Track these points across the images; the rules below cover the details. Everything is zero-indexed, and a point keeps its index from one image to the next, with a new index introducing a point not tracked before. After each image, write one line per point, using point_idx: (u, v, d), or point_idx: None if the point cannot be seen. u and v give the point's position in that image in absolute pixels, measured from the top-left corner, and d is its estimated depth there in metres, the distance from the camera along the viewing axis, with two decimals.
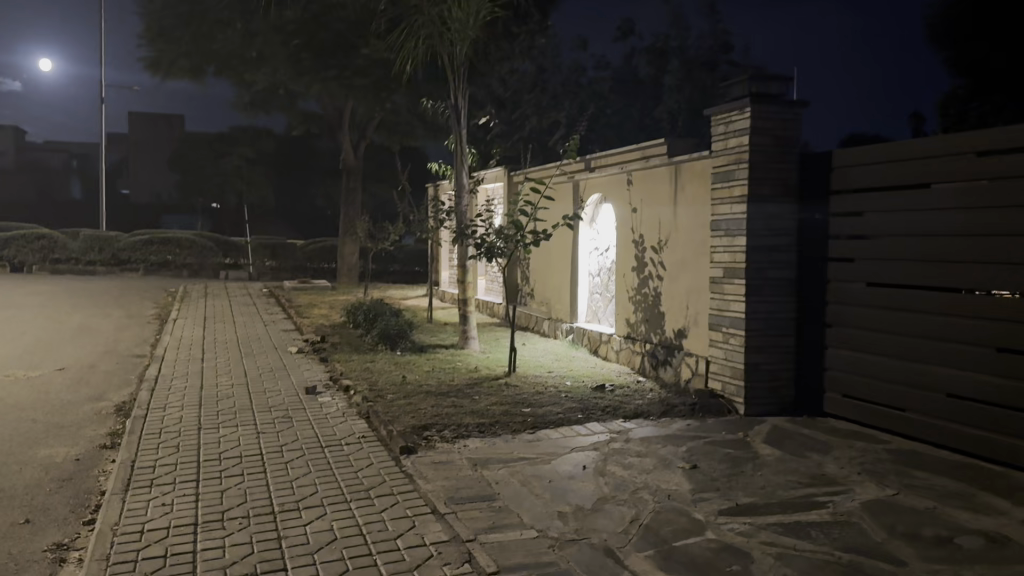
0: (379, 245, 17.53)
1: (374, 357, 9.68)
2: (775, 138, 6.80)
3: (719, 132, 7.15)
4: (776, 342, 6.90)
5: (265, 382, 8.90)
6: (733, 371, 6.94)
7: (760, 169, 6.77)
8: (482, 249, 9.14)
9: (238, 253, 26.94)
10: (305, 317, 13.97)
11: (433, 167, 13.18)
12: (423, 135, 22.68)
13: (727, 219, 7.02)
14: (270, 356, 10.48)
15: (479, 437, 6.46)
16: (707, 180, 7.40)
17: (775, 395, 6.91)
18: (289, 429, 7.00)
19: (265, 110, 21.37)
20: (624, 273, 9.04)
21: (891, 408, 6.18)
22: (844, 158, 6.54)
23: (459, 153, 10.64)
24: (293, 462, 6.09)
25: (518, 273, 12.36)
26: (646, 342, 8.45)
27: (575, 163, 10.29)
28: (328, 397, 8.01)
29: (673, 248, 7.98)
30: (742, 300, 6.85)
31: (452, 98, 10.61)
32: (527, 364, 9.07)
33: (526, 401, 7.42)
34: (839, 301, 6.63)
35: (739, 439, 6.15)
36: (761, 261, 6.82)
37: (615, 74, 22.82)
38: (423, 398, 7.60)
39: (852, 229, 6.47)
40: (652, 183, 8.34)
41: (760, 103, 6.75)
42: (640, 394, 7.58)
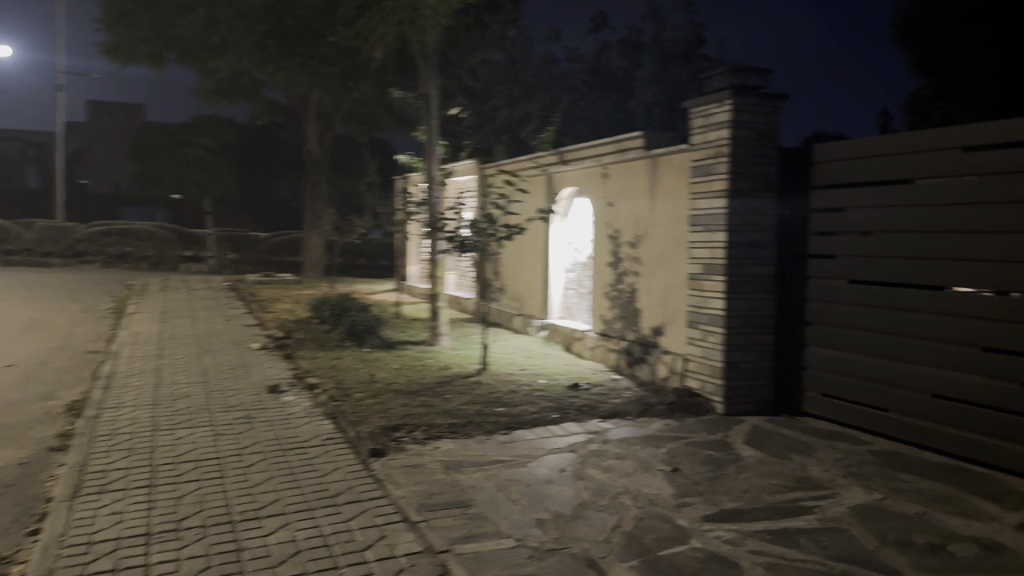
0: (346, 238, 17.13)
1: (341, 354, 9.36)
2: (756, 132, 6.64)
3: (698, 125, 6.96)
4: (755, 340, 6.76)
5: (226, 380, 8.53)
6: (712, 370, 6.78)
7: (740, 164, 6.60)
8: (454, 243, 8.84)
9: (199, 245, 26.26)
10: (269, 312, 13.57)
11: (402, 159, 12.84)
12: (391, 127, 22.29)
13: (706, 214, 6.85)
14: (232, 352, 10.09)
15: (451, 439, 6.21)
16: (685, 174, 7.23)
17: (754, 394, 6.77)
18: (251, 431, 6.68)
19: (228, 99, 20.78)
20: (599, 268, 8.85)
21: (872, 408, 6.07)
22: (826, 153, 6.40)
23: (430, 145, 10.35)
24: (254, 466, 5.78)
25: (489, 267, 12.12)
26: (621, 339, 8.27)
27: (549, 155, 10.05)
28: (292, 397, 7.69)
29: (650, 243, 7.80)
30: (721, 297, 6.69)
31: (423, 87, 10.30)
32: (499, 361, 8.84)
33: (499, 401, 7.19)
34: (819, 299, 6.49)
35: (720, 440, 5.99)
36: (740, 257, 6.67)
37: (588, 67, 22.59)
38: (392, 398, 7.31)
39: (834, 225, 6.34)
40: (629, 176, 8.15)
41: (741, 95, 6.57)
42: (616, 393, 7.40)
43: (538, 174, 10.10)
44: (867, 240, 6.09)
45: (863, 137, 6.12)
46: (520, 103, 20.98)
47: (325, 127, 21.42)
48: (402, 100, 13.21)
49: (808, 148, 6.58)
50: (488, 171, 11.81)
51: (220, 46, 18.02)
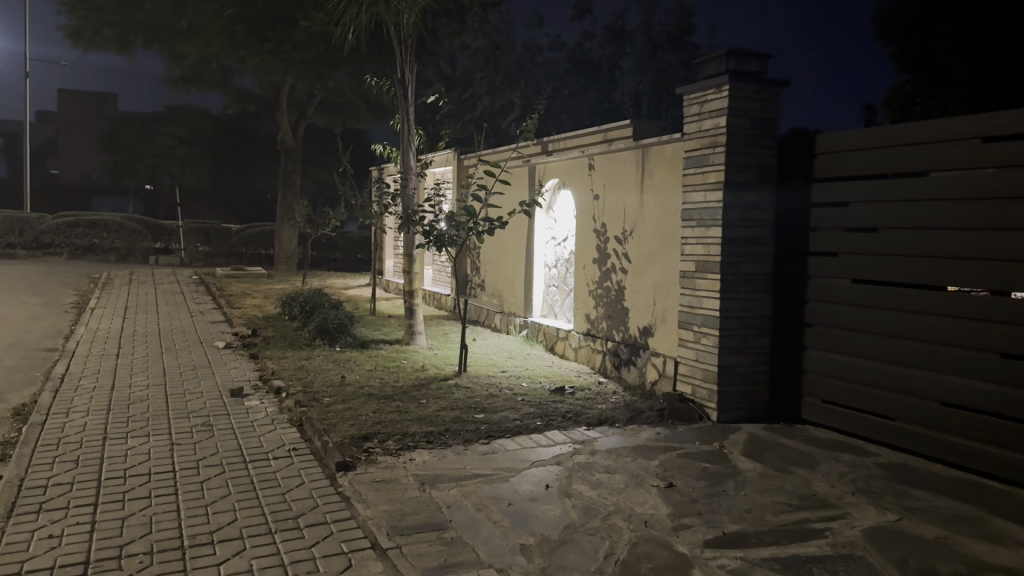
0: (319, 231, 16.54)
1: (311, 354, 8.83)
2: (755, 120, 6.22)
3: (692, 113, 6.52)
4: (751, 342, 6.36)
5: (186, 383, 7.97)
6: (706, 374, 6.36)
7: (738, 154, 6.18)
8: (431, 237, 8.31)
9: (169, 237, 25.50)
10: (237, 308, 12.99)
11: (377, 150, 12.32)
12: (367, 116, 21.67)
13: (700, 209, 6.42)
14: (196, 351, 9.53)
15: (427, 449, 5.74)
16: (678, 165, 6.79)
17: (749, 399, 6.37)
18: (210, 441, 6.16)
19: (199, 86, 20.07)
20: (584, 264, 8.40)
21: (878, 416, 5.69)
22: (829, 143, 6.01)
23: (406, 134, 9.81)
24: (211, 482, 5.27)
25: (469, 263, 11.66)
26: (608, 340, 7.85)
27: (531, 146, 9.60)
28: (256, 401, 7.16)
29: (639, 239, 7.37)
30: (716, 297, 6.27)
31: (399, 72, 9.75)
32: (479, 362, 8.38)
33: (478, 406, 6.72)
34: (820, 299, 6.10)
35: (716, 451, 5.58)
36: (737, 254, 6.25)
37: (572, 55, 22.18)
38: (363, 403, 6.82)
39: (837, 221, 5.95)
40: (617, 168, 7.71)
41: (739, 80, 6.14)
42: (603, 398, 6.96)
43: (521, 165, 9.64)
44: (872, 237, 5.71)
45: (871, 126, 5.72)
46: (501, 92, 20.46)
47: (300, 116, 20.77)
48: (378, 87, 12.65)
49: (810, 137, 6.17)
50: (467, 162, 11.32)
51: (189, 30, 17.29)
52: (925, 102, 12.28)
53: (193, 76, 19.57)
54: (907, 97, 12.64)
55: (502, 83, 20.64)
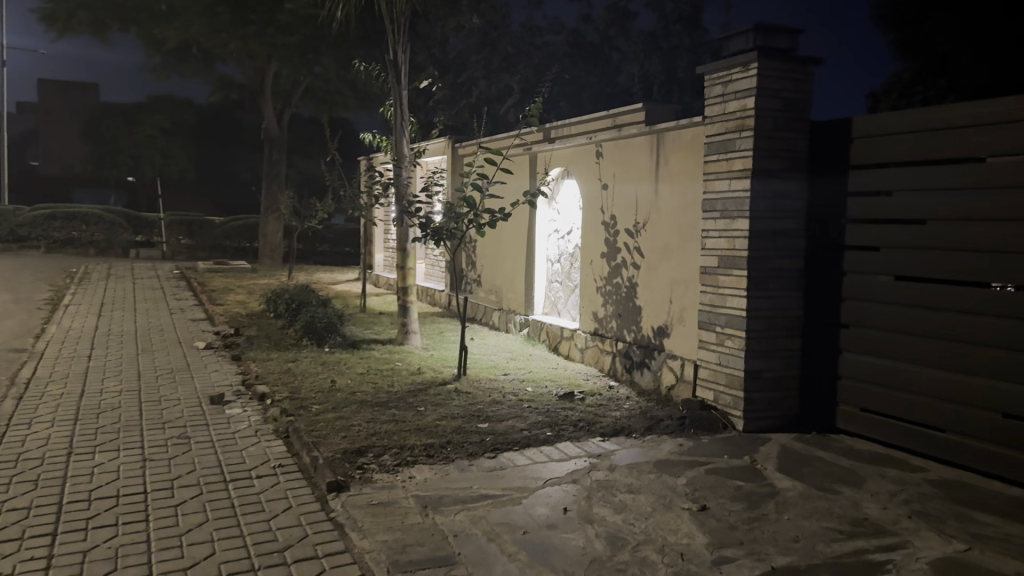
0: (306, 223, 15.89)
1: (298, 356, 8.23)
2: (785, 101, 5.68)
3: (716, 93, 5.98)
4: (780, 345, 5.84)
5: (163, 389, 7.35)
6: (730, 380, 5.83)
7: (767, 139, 5.64)
8: (427, 230, 7.68)
9: (150, 230, 24.78)
10: (219, 304, 12.35)
11: (367, 138, 11.68)
12: (356, 104, 20.94)
13: (724, 199, 5.88)
14: (174, 353, 8.90)
15: (428, 465, 5.18)
16: (698, 151, 6.24)
17: (777, 407, 5.86)
18: (187, 456, 5.56)
19: (180, 73, 19.31)
20: (591, 259, 7.85)
21: (923, 426, 5.19)
22: (869, 127, 5.47)
23: (398, 121, 9.19)
24: (186, 506, 4.68)
25: (464, 257, 11.09)
26: (617, 340, 7.31)
27: (533, 133, 9.04)
28: (238, 410, 6.56)
29: (653, 232, 6.82)
30: (742, 296, 5.74)
31: (391, 54, 9.10)
32: (479, 364, 7.83)
33: (482, 415, 6.16)
34: (858, 298, 5.58)
35: (748, 467, 5.05)
36: (765, 249, 5.72)
37: (571, 39, 21.52)
38: (356, 412, 6.24)
39: (877, 213, 5.42)
40: (628, 155, 7.15)
41: (768, 58, 5.60)
42: (615, 404, 6.42)
43: (522, 153, 9.07)
44: (919, 229, 5.17)
45: (917, 108, 5.18)
46: (498, 76, 19.75)
47: (285, 104, 20.05)
48: (367, 72, 11.98)
49: (846, 120, 5.63)
50: (464, 150, 10.74)
51: (169, 13, 16.51)
52: (925, 90, 11.95)
53: (173, 63, 18.80)
54: (906, 85, 12.43)
55: (499, 67, 19.92)
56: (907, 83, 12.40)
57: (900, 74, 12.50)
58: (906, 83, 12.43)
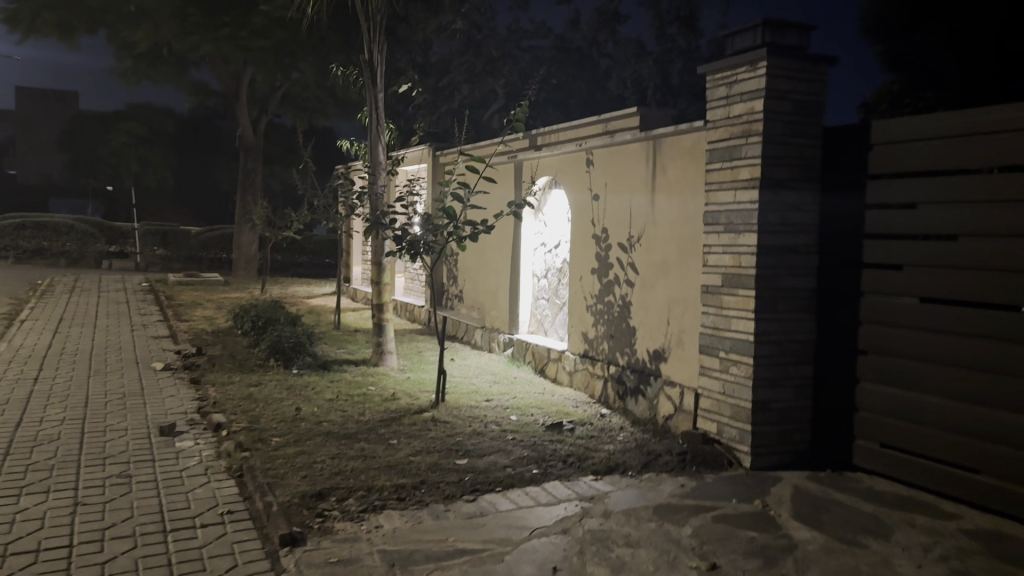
0: (280, 234, 15.21)
1: (261, 379, 7.57)
2: (796, 104, 5.16)
3: (719, 95, 5.44)
4: (790, 373, 5.27)
5: (109, 418, 6.66)
6: (736, 412, 5.26)
7: (777, 146, 5.11)
8: (403, 243, 6.96)
9: (124, 240, 23.97)
10: (185, 321, 11.66)
11: (344, 145, 11.07)
12: (335, 112, 20.27)
13: (729, 211, 5.33)
14: (129, 375, 8.20)
15: (398, 512, 4.56)
16: (699, 159, 5.69)
17: (788, 442, 5.29)
18: (125, 500, 4.89)
19: (152, 77, 18.61)
20: (581, 274, 7.26)
21: (953, 466, 4.63)
22: (891, 132, 4.93)
23: (374, 126, 8.56)
24: (116, 563, 4.01)
25: (445, 271, 10.49)
26: (609, 364, 6.74)
27: (518, 139, 8.49)
28: (189, 443, 5.91)
29: (649, 247, 6.25)
30: (749, 318, 5.17)
31: (366, 55, 8.47)
32: (458, 389, 7.22)
33: (459, 449, 5.55)
34: (878, 322, 5.02)
35: (759, 514, 4.47)
36: (774, 267, 5.17)
37: (558, 43, 21.04)
38: (320, 446, 5.61)
39: (901, 227, 4.87)
40: (622, 163, 6.59)
41: (778, 57, 5.07)
42: (607, 436, 5.82)
43: (506, 161, 8.50)
44: (950, 245, 4.62)
45: (948, 111, 4.64)
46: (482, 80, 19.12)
47: (261, 111, 19.37)
48: (344, 76, 11.37)
49: (865, 125, 5.09)
50: (446, 158, 10.16)
51: (138, 15, 15.78)
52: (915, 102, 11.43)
53: (145, 68, 18.09)
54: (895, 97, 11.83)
55: (483, 70, 19.33)
56: (897, 96, 11.74)
57: (889, 86, 11.86)
58: (897, 95, 11.77)
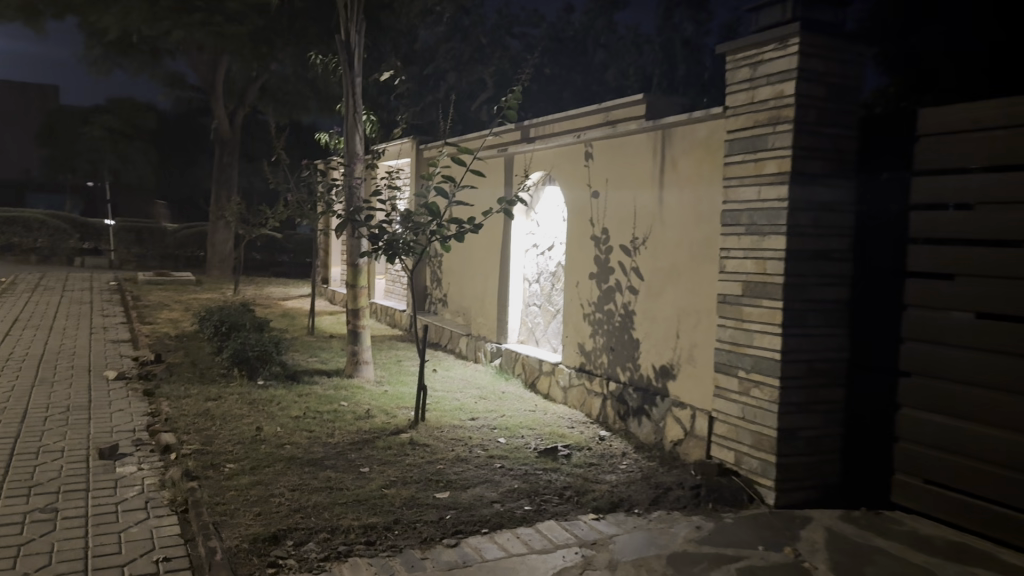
0: (255, 232, 14.44)
1: (221, 393, 6.82)
2: (830, 89, 4.50)
3: (741, 78, 4.77)
4: (820, 396, 4.61)
5: (45, 435, 5.86)
6: (758, 441, 4.59)
7: (809, 136, 4.45)
8: (380, 243, 6.16)
9: (97, 237, 23.06)
10: (147, 324, 10.84)
11: (322, 138, 10.34)
12: (317, 107, 19.52)
13: (752, 210, 4.66)
14: (76, 386, 7.39)
15: (365, 559, 3.83)
16: (715, 151, 5.02)
17: (815, 474, 4.64)
18: (46, 541, 4.09)
19: (124, 67, 17.77)
20: (578, 279, 6.57)
21: (1008, 509, 3.95)
22: (941, 121, 4.25)
23: (351, 114, 7.80)
24: None
25: (429, 273, 9.81)
26: (609, 380, 6.06)
27: (510, 131, 7.80)
28: (131, 469, 5.14)
29: (656, 251, 5.58)
30: (775, 332, 4.50)
31: (343, 37, 7.73)
32: (440, 404, 6.53)
33: (440, 479, 4.84)
34: (921, 340, 4.36)
35: (793, 566, 3.80)
36: (804, 274, 4.50)
37: (551, 33, 20.36)
38: (279, 475, 4.89)
39: (948, 231, 4.20)
40: (626, 157, 5.92)
41: (812, 34, 4.42)
42: (609, 464, 5.14)
43: (496, 154, 7.80)
44: (1006, 253, 3.93)
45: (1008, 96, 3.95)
46: (470, 68, 18.28)
47: (238, 103, 18.57)
48: (323, 64, 10.64)
49: (910, 115, 4.42)
50: (431, 151, 9.47)
51: None
52: None
53: (116, 55, 17.23)
54: None
55: (470, 58, 18.32)
56: None
57: None
58: None
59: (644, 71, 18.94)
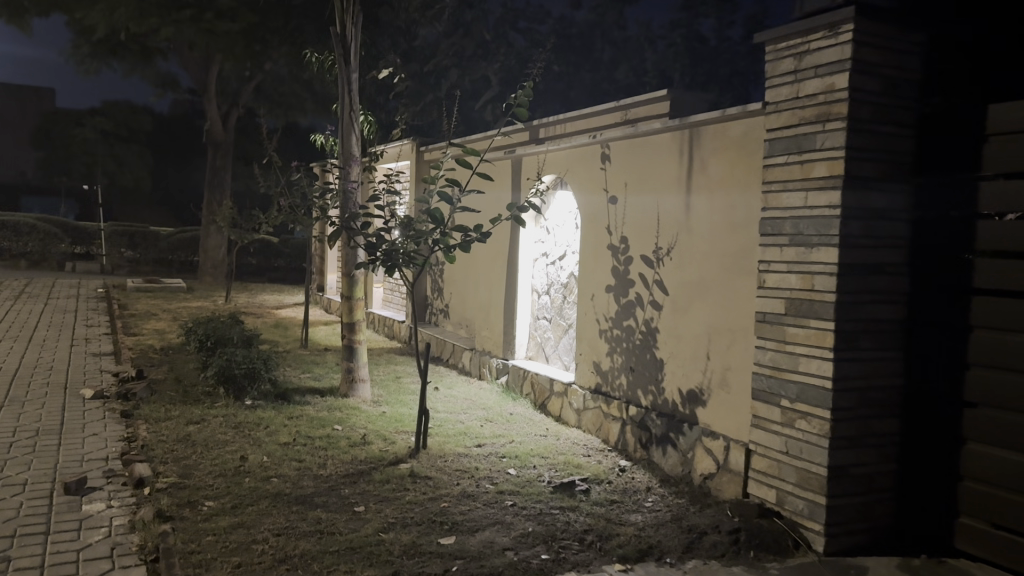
0: (248, 237, 13.91)
1: (204, 416, 6.28)
2: (885, 81, 3.97)
3: (783, 69, 4.23)
4: (873, 428, 4.07)
5: (7, 464, 5.28)
6: (804, 478, 4.06)
7: (863, 135, 3.92)
8: (377, 254, 5.61)
9: (90, 242, 22.51)
10: (133, 336, 10.29)
11: (316, 140, 9.83)
12: (314, 108, 19.00)
13: (797, 218, 4.13)
14: (48, 407, 6.80)
15: None
16: (751, 152, 4.51)
17: (867, 517, 4.09)
18: None
19: (113, 67, 17.22)
20: (594, 292, 6.03)
21: None
22: (1015, 116, 3.69)
23: (346, 113, 7.24)
24: None
25: (430, 282, 9.30)
26: (629, 403, 5.53)
27: (518, 131, 7.28)
28: (99, 508, 4.55)
29: (682, 263, 5.06)
30: (824, 358, 3.97)
31: (339, 29, 7.19)
32: (441, 428, 6.00)
33: (444, 521, 4.29)
34: (990, 366, 3.79)
35: None
36: (857, 292, 3.97)
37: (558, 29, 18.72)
38: (263, 516, 4.35)
39: (1022, 243, 3.63)
40: (648, 159, 5.40)
41: (866, 18, 3.88)
42: (633, 502, 4.61)
43: (502, 157, 7.28)
44: None
45: None
46: (473, 65, 17.35)
47: (232, 104, 18.03)
48: (318, 62, 10.12)
49: (978, 110, 3.86)
50: (432, 153, 8.95)
51: None
52: None
53: (105, 54, 16.70)
54: None
55: (473, 54, 17.38)
56: None
57: None
58: None
59: (653, 69, 18.35)
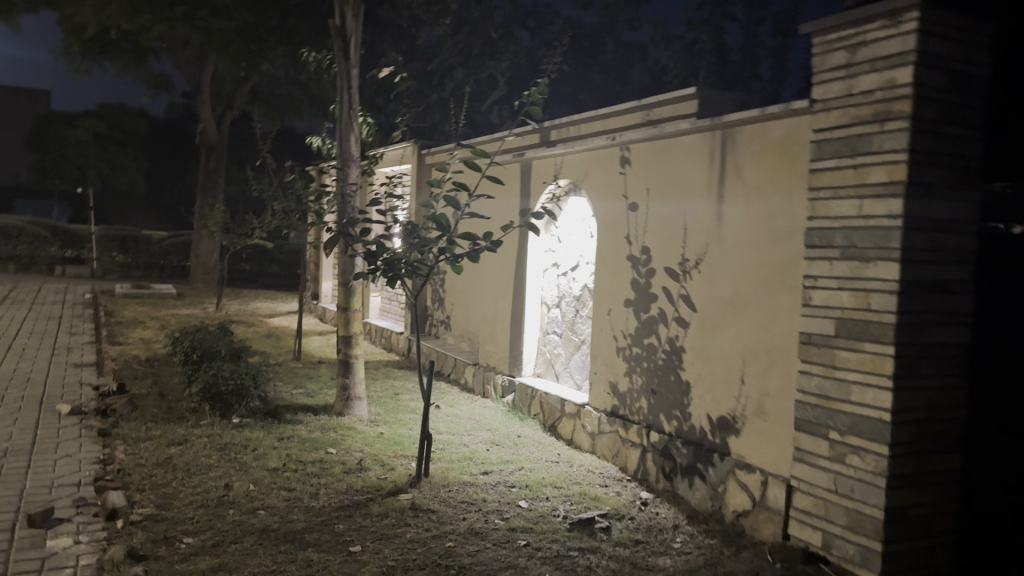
0: (240, 242, 13.45)
1: (188, 437, 5.80)
2: (952, 77, 3.53)
3: (834, 63, 3.80)
4: (933, 466, 3.62)
5: None
6: (856, 522, 3.60)
7: (928, 136, 3.48)
8: (377, 262, 5.11)
9: (81, 246, 21.78)
10: (118, 346, 9.77)
11: (313, 142, 9.37)
12: (311, 110, 18.56)
13: (849, 229, 3.70)
14: (20, 424, 6.29)
15: None
16: (794, 156, 4.08)
17: (926, 565, 3.64)
18: None
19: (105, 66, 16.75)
20: (611, 306, 5.58)
21: None
22: None
23: (345, 112, 6.80)
24: None
25: (430, 291, 8.85)
26: (651, 428, 5.07)
27: (529, 133, 6.85)
28: (65, 543, 4.05)
29: (713, 276, 4.62)
30: (882, 386, 3.53)
31: (339, 23, 6.75)
32: (444, 452, 5.53)
33: (450, 564, 3.81)
34: None
35: None
36: (919, 313, 3.53)
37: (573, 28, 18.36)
38: (247, 557, 3.87)
39: None
40: (674, 163, 4.97)
41: (933, 6, 3.45)
42: (660, 544, 4.14)
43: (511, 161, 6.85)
44: None
45: None
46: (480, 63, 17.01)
47: (227, 106, 17.58)
48: (316, 62, 9.68)
49: None
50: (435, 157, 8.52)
51: None
52: None
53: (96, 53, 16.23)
54: None
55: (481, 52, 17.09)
56: None
57: None
58: None
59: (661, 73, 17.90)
